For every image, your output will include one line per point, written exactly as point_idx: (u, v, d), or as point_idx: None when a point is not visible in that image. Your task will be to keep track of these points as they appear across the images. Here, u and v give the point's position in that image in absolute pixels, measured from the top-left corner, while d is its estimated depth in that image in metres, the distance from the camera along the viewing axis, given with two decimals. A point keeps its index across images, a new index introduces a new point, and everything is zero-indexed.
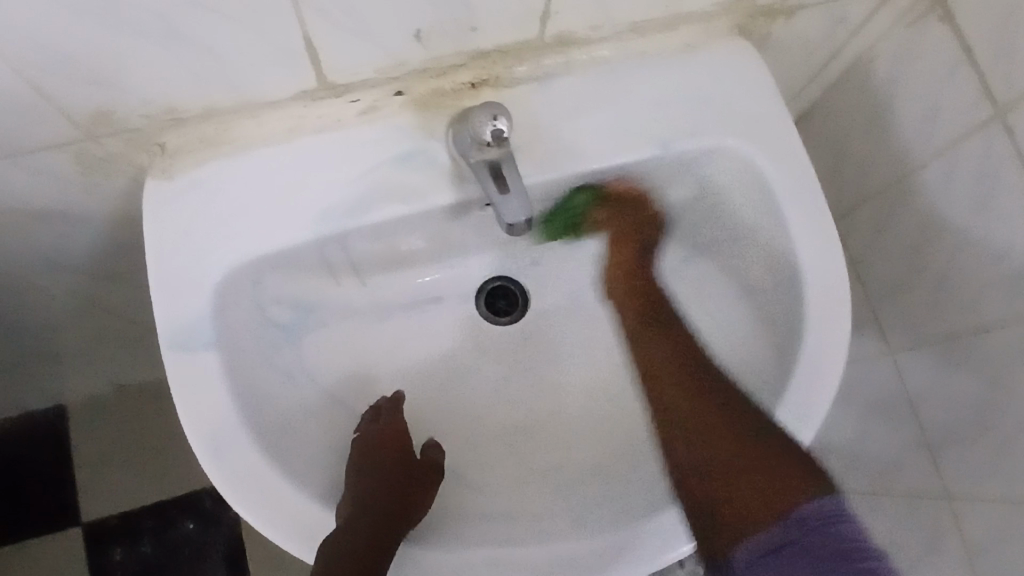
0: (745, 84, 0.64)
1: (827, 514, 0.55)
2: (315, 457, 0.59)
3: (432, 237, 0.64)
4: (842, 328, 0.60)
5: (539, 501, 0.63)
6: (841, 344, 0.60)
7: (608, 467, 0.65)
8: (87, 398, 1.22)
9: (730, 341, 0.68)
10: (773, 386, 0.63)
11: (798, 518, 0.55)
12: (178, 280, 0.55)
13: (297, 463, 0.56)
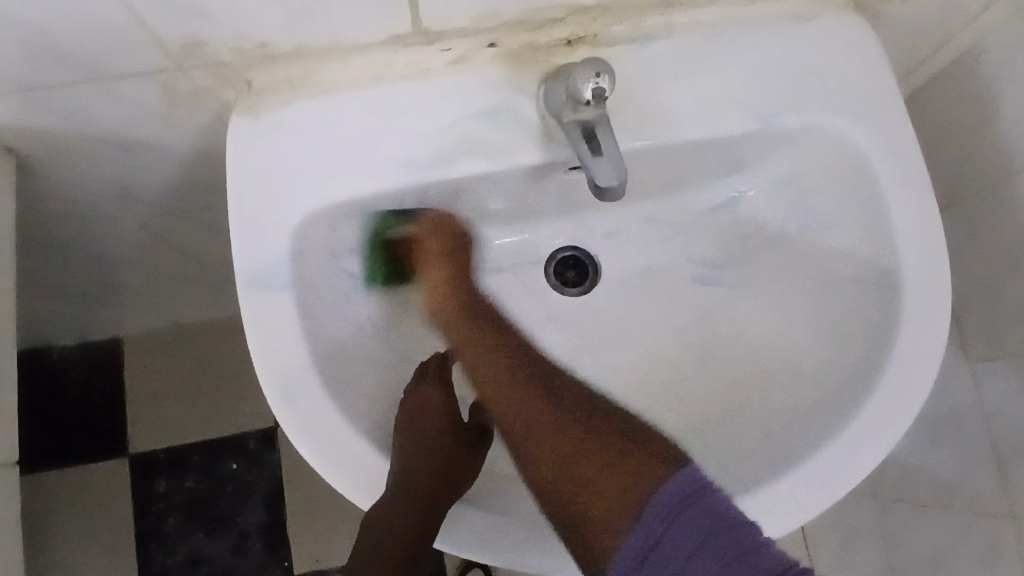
0: (855, 62, 0.60)
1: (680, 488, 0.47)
2: (379, 409, 0.58)
3: (509, 197, 0.62)
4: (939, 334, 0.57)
5: None
6: (935, 349, 0.56)
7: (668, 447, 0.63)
8: (143, 332, 1.26)
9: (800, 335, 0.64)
10: (849, 388, 0.59)
11: (667, 495, 0.47)
12: (258, 219, 0.54)
13: (363, 413, 0.56)
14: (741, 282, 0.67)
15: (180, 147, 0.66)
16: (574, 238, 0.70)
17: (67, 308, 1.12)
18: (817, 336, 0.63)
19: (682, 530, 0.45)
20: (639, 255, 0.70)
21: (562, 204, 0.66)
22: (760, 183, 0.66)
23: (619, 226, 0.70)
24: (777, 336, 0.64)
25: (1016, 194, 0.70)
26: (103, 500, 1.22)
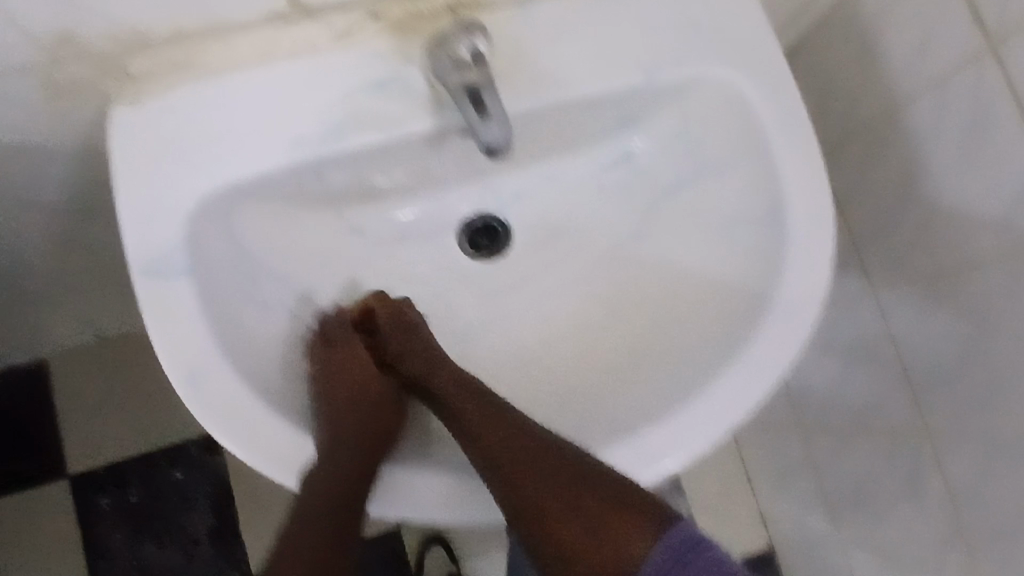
0: (735, 10, 0.62)
1: (683, 544, 0.51)
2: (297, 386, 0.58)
3: (410, 168, 0.64)
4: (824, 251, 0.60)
5: None
6: (821, 270, 0.60)
7: (582, 393, 0.65)
8: (68, 349, 1.22)
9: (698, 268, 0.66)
10: (745, 311, 0.62)
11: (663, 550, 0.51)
12: (149, 208, 0.54)
13: (279, 392, 0.56)
14: (639, 230, 0.69)
15: (69, 144, 0.64)
16: (481, 204, 0.72)
17: None
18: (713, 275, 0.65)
19: (700, 572, 0.49)
20: (543, 213, 0.71)
21: (465, 170, 0.67)
22: (655, 133, 0.68)
23: (526, 188, 0.71)
24: (679, 273, 0.67)
25: (901, 129, 0.74)
26: (45, 524, 1.19)
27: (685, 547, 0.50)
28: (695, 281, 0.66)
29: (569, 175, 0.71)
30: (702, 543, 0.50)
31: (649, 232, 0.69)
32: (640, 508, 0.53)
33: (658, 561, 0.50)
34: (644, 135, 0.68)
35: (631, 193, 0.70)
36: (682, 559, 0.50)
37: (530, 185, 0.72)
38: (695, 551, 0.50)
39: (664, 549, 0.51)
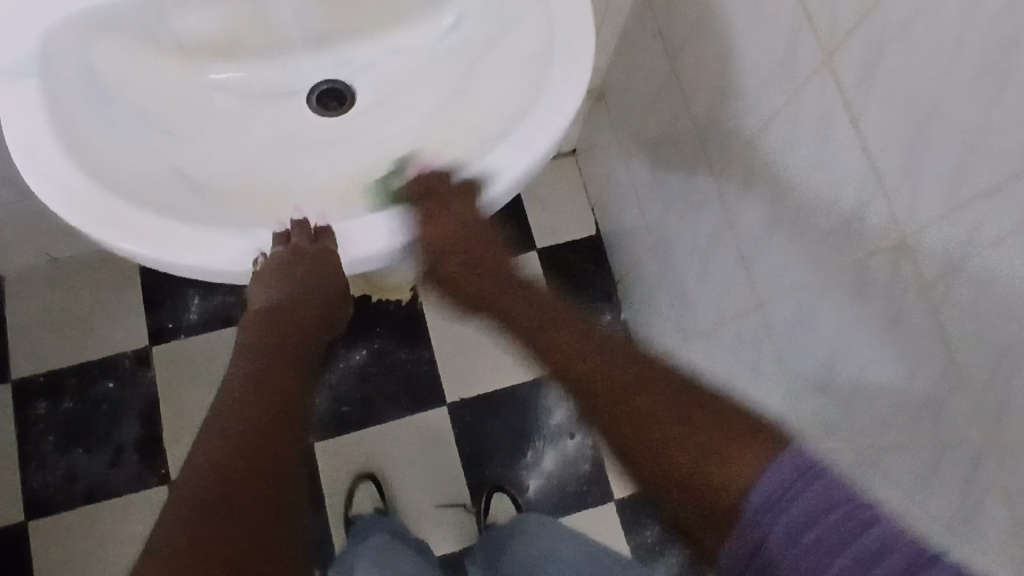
0: None
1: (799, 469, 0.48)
2: (132, 178, 0.67)
3: (252, 20, 0.74)
4: (582, 64, 0.69)
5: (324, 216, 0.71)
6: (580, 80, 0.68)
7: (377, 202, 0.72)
8: (23, 269, 1.34)
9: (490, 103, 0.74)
10: (512, 121, 0.70)
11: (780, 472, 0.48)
12: (13, 24, 0.65)
13: (111, 180, 0.65)
14: (456, 83, 0.78)
15: None
16: (333, 73, 0.81)
17: None
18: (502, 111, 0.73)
19: (801, 521, 0.46)
20: (379, 73, 0.81)
21: (307, 31, 0.77)
22: (474, 3, 0.78)
23: (369, 57, 0.81)
24: (475, 110, 0.75)
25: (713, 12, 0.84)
26: None
27: (815, 507, 0.46)
28: (488, 113, 0.74)
29: (404, 41, 0.80)
30: (815, 468, 0.47)
31: (461, 81, 0.78)
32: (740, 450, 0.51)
33: (762, 499, 0.48)
34: (464, 3, 0.78)
35: (452, 50, 0.79)
36: (761, 512, 0.48)
37: (369, 51, 0.80)
38: (813, 475, 0.47)
39: (777, 479, 0.48)
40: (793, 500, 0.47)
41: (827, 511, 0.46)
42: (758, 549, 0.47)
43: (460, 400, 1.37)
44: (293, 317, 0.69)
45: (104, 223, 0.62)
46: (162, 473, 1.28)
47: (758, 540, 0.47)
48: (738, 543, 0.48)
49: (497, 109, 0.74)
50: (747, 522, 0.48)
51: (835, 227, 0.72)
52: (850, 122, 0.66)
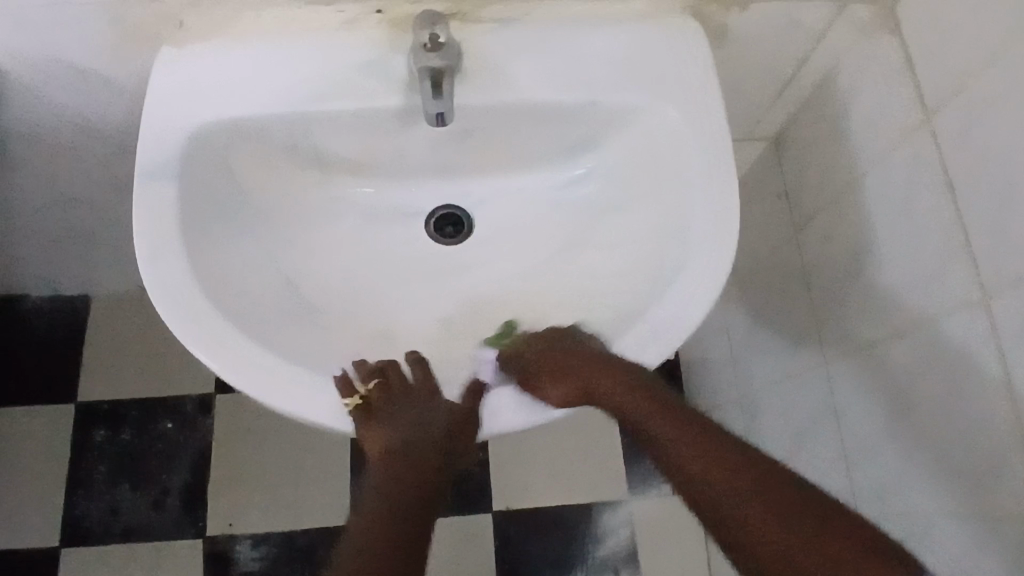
0: (685, 53, 0.71)
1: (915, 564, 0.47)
2: (242, 294, 0.66)
3: (389, 147, 0.73)
4: (720, 255, 0.63)
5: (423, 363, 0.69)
6: (720, 268, 0.63)
7: (476, 355, 0.69)
8: (112, 293, 1.37)
9: (616, 272, 0.71)
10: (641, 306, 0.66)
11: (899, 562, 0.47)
12: (165, 125, 0.66)
13: (224, 292, 0.65)
14: (580, 238, 0.75)
15: (127, 83, 0.79)
16: (454, 198, 0.79)
17: (44, 261, 1.24)
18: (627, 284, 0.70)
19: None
20: (500, 208, 0.78)
21: (438, 162, 0.76)
22: (612, 159, 0.75)
23: (493, 191, 0.78)
24: (594, 273, 0.72)
25: (859, 202, 0.80)
26: (43, 441, 1.30)
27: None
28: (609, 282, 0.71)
29: (532, 182, 0.78)
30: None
31: (584, 238, 0.75)
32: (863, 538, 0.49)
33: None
34: (601, 157, 0.75)
35: (578, 199, 0.76)
36: (878, 520, 0.51)
37: (492, 184, 0.78)
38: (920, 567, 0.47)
39: (890, 487, 0.51)
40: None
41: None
42: (868, 551, 0.51)
43: (507, 510, 1.32)
44: (418, 434, 0.62)
45: (207, 347, 0.60)
46: (198, 526, 1.27)
47: (872, 540, 0.51)
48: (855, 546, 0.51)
49: (624, 281, 0.70)
50: None
51: (962, 472, 0.66)
52: (1003, 378, 0.61)
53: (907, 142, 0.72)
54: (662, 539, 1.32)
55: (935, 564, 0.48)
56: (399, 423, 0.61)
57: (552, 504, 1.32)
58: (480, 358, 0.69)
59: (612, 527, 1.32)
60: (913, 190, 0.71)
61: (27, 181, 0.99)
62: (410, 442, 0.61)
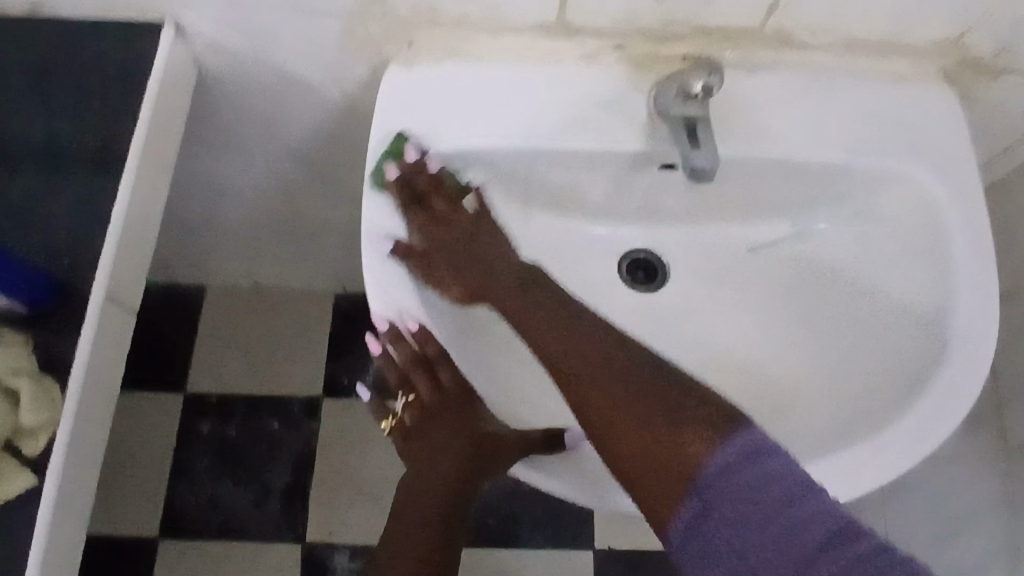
0: (942, 119, 0.67)
1: (745, 452, 0.46)
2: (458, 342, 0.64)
3: (606, 190, 0.70)
4: (984, 354, 0.59)
5: None
6: (981, 370, 0.59)
7: None
8: (226, 286, 1.36)
9: (850, 348, 0.66)
10: (893, 399, 0.61)
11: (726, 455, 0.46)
12: (394, 150, 0.63)
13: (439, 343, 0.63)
14: (816, 308, 0.69)
15: (327, 94, 0.76)
16: (653, 242, 0.74)
17: (172, 251, 1.22)
18: (875, 367, 0.64)
19: (728, 498, 0.44)
20: (702, 260, 0.73)
21: (650, 207, 0.72)
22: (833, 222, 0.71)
23: (695, 239, 0.74)
24: (822, 348, 0.67)
25: None
26: (150, 428, 1.29)
27: (761, 479, 0.44)
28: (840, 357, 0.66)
29: (740, 236, 0.73)
30: (764, 447, 0.46)
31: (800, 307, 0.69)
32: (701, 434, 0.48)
33: (714, 470, 0.46)
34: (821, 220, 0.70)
35: (787, 256, 0.71)
36: (704, 490, 0.45)
37: (695, 233, 0.74)
38: (752, 459, 0.45)
39: (715, 465, 0.46)
40: (735, 472, 0.45)
41: (772, 479, 0.44)
42: (702, 516, 0.45)
43: (609, 549, 1.27)
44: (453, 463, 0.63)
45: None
46: (297, 532, 1.25)
47: (705, 508, 0.45)
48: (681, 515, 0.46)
49: (858, 359, 0.65)
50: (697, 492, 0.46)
51: None
52: None
53: None
54: None
55: (775, 547, 0.42)
56: (429, 441, 0.63)
57: (654, 550, 1.27)
58: None
59: None
60: None
61: (190, 182, 0.97)
62: (444, 459, 0.63)
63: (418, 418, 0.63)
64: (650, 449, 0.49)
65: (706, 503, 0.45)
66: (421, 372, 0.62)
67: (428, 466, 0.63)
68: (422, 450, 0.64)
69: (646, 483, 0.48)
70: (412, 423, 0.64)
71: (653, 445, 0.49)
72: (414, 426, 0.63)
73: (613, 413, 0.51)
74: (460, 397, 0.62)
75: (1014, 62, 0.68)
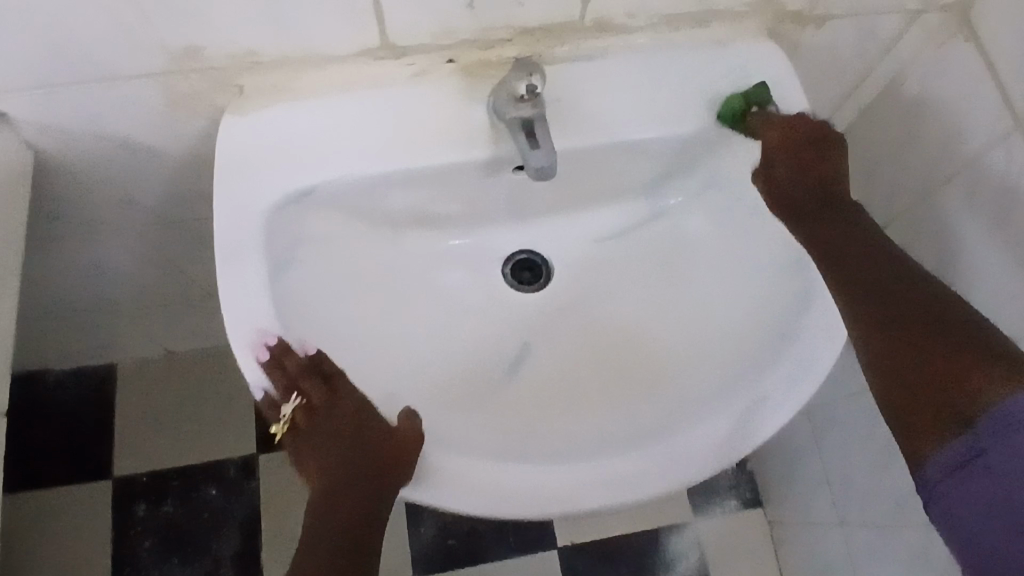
0: (769, 75, 0.69)
1: (1008, 418, 0.49)
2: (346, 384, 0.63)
3: (468, 198, 0.71)
4: None
5: (538, 423, 0.67)
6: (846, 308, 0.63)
7: (585, 413, 0.68)
8: (137, 360, 1.32)
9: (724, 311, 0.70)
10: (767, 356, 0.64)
11: (995, 419, 0.49)
12: (239, 197, 0.62)
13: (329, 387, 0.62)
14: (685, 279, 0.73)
15: (175, 152, 0.75)
16: (528, 243, 0.77)
17: (67, 336, 1.18)
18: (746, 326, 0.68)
19: (1010, 450, 0.48)
20: (576, 252, 0.76)
21: (518, 208, 0.74)
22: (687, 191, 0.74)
23: (564, 232, 0.77)
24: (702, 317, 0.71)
25: (942, 203, 0.80)
26: (80, 523, 1.23)
27: (1019, 441, 0.48)
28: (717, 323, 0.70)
29: (604, 224, 0.76)
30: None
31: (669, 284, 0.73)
32: (954, 350, 0.53)
33: (994, 420, 0.49)
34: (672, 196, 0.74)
35: (649, 233, 0.75)
36: (987, 434, 0.49)
37: (563, 227, 0.77)
38: (1018, 425, 0.48)
39: (1013, 412, 0.49)
40: (1014, 431, 0.48)
41: (1016, 463, 0.47)
42: (963, 464, 0.50)
43: (573, 544, 1.28)
44: (351, 472, 0.58)
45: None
46: None
47: (968, 458, 0.50)
48: (943, 454, 0.51)
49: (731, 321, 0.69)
50: (964, 441, 0.51)
51: None
52: None
53: (997, 146, 0.72)
54: (732, 558, 1.29)
55: (1008, 496, 0.47)
56: (323, 452, 0.59)
57: (616, 534, 1.29)
58: (589, 415, 0.68)
59: (681, 552, 1.28)
60: (1012, 192, 0.71)
61: (65, 266, 0.93)
62: (341, 469, 0.59)
63: (310, 423, 0.60)
64: (920, 372, 0.54)
65: (965, 458, 0.50)
66: (310, 379, 0.60)
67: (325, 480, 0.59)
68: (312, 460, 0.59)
69: (916, 407, 0.54)
70: (303, 433, 0.60)
71: (932, 355, 0.54)
72: (306, 435, 0.60)
73: (908, 323, 0.56)
74: (348, 400, 0.61)
75: (831, 9, 0.70)
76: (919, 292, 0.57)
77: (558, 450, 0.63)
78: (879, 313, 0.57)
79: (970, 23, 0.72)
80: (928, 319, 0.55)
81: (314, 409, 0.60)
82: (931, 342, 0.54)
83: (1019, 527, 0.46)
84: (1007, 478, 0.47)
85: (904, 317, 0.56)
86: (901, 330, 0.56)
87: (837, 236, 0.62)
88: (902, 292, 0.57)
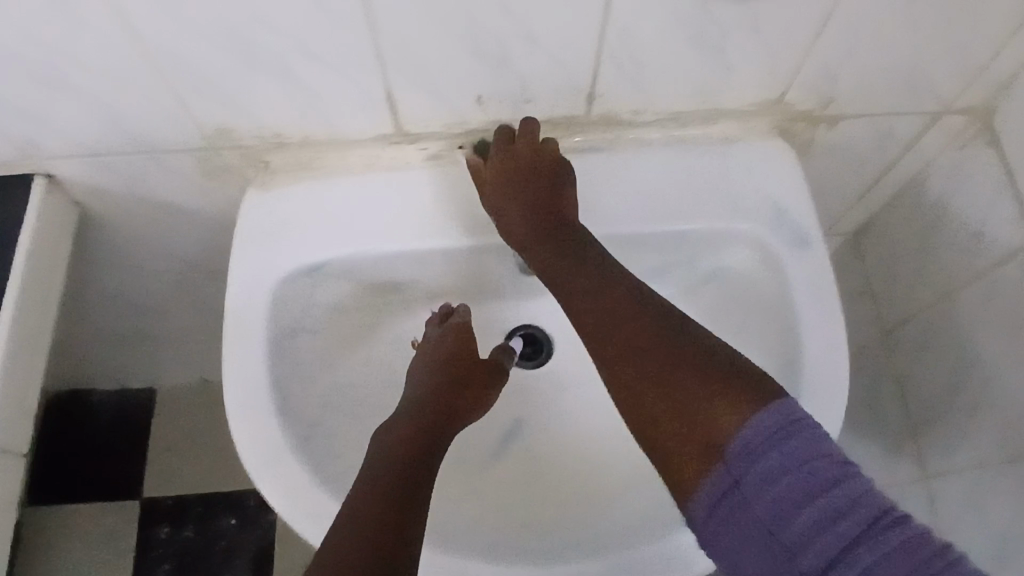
0: (777, 175, 0.69)
1: (779, 425, 0.47)
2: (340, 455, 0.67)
3: (473, 278, 0.74)
4: (835, 409, 0.62)
5: (523, 509, 0.68)
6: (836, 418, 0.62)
7: (570, 503, 0.68)
8: (175, 386, 1.38)
9: None
10: None
11: (773, 419, 0.47)
12: (254, 273, 0.66)
13: (319, 456, 0.64)
14: None
15: (208, 214, 0.80)
16: (531, 319, 0.79)
17: (112, 361, 1.25)
18: None
19: (790, 451, 0.45)
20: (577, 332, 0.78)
21: (523, 287, 0.76)
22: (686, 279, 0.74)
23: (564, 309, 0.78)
24: None
25: (960, 306, 0.78)
26: (107, 540, 1.30)
27: (788, 459, 0.45)
28: None
29: None
30: (807, 419, 0.47)
31: None
32: (717, 382, 0.51)
33: (748, 436, 0.47)
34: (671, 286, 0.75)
35: None
36: (747, 448, 0.47)
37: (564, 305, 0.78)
38: (797, 426, 0.46)
39: (759, 427, 0.47)
40: (776, 439, 0.46)
41: (800, 463, 0.45)
42: (735, 485, 0.46)
43: None
44: (450, 398, 0.64)
45: (286, 494, 0.60)
46: None
47: (736, 476, 0.47)
48: (706, 484, 0.48)
49: None
50: (724, 466, 0.47)
51: None
52: None
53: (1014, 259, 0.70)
54: None
55: (808, 526, 0.43)
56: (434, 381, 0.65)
57: None
58: (572, 504, 0.68)
59: None
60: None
61: (105, 302, 1.00)
62: (441, 394, 0.64)
63: (452, 345, 0.67)
64: (666, 406, 0.52)
65: (733, 471, 0.47)
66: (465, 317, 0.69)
67: (426, 409, 0.63)
68: (427, 392, 0.64)
69: (671, 443, 0.51)
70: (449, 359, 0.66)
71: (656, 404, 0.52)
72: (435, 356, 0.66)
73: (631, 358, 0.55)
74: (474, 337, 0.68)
75: (845, 110, 0.70)
76: (683, 334, 0.55)
77: (537, 544, 0.64)
78: (608, 334, 0.57)
79: (994, 130, 0.72)
80: (667, 328, 0.55)
81: (456, 338, 0.67)
82: (674, 372, 0.52)
83: (805, 541, 0.43)
84: (799, 495, 0.44)
85: (649, 342, 0.55)
86: (648, 353, 0.54)
87: (635, 310, 0.57)
88: (624, 315, 0.57)
